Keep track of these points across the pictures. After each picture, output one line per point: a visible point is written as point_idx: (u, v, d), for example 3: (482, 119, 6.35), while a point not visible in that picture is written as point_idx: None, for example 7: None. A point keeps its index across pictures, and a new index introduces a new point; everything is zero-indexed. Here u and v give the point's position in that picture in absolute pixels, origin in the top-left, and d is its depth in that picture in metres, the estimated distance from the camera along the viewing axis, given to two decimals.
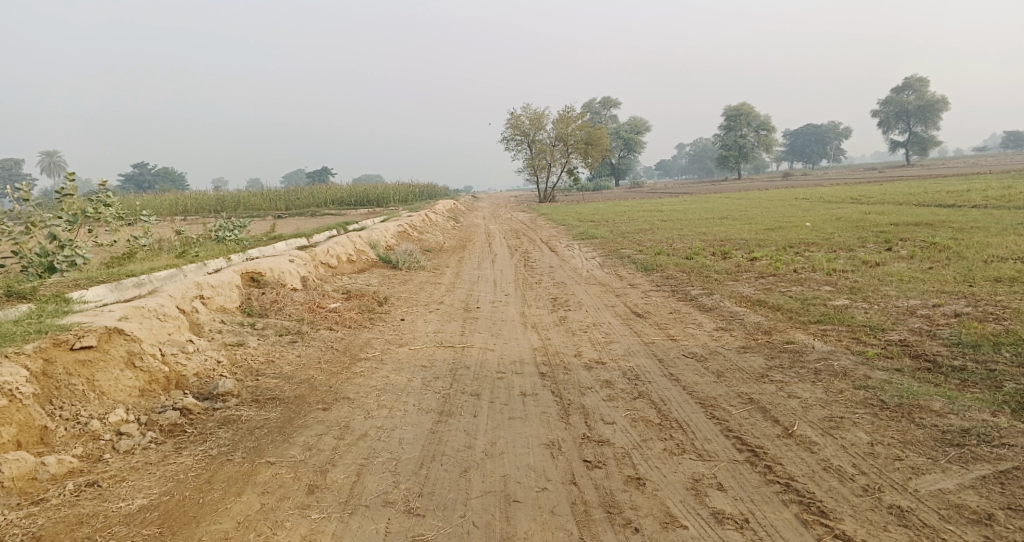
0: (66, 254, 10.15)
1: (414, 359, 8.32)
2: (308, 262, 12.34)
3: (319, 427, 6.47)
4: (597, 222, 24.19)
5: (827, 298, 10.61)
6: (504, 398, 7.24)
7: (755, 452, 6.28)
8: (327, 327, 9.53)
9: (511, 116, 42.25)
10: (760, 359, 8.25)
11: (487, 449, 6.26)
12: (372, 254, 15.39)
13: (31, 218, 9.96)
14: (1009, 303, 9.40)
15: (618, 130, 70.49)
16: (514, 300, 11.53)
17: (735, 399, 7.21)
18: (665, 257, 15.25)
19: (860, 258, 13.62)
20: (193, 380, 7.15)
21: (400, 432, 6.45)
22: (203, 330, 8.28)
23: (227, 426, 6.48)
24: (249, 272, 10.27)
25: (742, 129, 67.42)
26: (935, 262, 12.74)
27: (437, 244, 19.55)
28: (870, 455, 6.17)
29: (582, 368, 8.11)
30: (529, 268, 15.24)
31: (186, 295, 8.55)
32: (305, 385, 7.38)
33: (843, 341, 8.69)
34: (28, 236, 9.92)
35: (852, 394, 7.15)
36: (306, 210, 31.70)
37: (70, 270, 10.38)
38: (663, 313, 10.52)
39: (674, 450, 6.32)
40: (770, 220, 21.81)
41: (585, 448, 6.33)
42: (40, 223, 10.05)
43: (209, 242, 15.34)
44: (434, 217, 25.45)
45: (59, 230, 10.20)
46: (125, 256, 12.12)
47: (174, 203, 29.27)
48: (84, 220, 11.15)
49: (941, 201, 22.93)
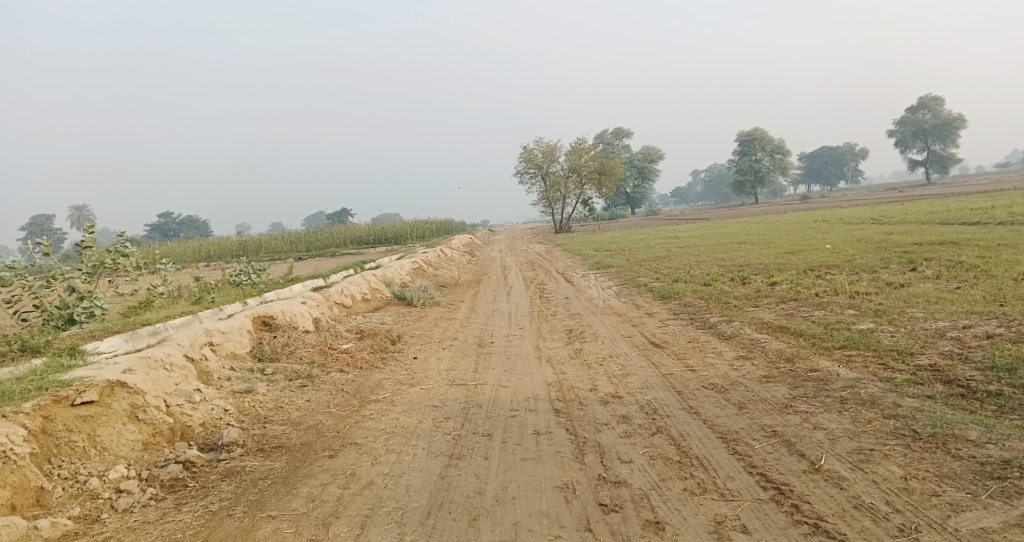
0: (85, 305, 10.12)
1: (426, 399, 8.10)
2: (321, 303, 12.21)
3: (324, 476, 6.25)
4: (614, 250, 23.98)
5: (851, 322, 10.27)
6: (518, 438, 6.98)
7: (780, 489, 5.97)
8: (338, 368, 9.34)
9: (525, 149, 42.33)
10: (783, 389, 7.93)
11: (499, 495, 6.00)
12: (387, 292, 15.26)
13: (51, 272, 9.96)
14: None
15: (633, 159, 70.50)
16: (530, 334, 11.30)
17: (758, 432, 6.90)
18: (682, 285, 14.98)
19: (884, 280, 13.26)
20: (199, 430, 6.97)
21: (408, 479, 6.21)
22: (212, 378, 8.11)
23: (230, 479, 6.28)
24: (260, 315, 10.13)
25: (758, 153, 67.12)
26: (962, 281, 12.35)
27: (453, 278, 19.42)
28: (904, 490, 5.83)
29: (599, 402, 7.84)
30: (545, 300, 15.01)
31: (194, 343, 8.41)
32: (312, 431, 7.17)
33: (870, 367, 8.36)
34: (49, 289, 9.90)
35: (881, 424, 6.81)
36: (324, 251, 31.80)
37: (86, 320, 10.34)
38: (682, 342, 10.23)
39: (695, 490, 6.02)
40: (790, 243, 21.48)
41: (602, 490, 6.05)
42: (60, 276, 10.04)
43: (225, 285, 15.32)
44: (451, 252, 25.40)
45: (78, 281, 10.17)
46: (144, 305, 12.08)
47: (196, 250, 29.97)
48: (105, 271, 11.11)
49: (964, 218, 22.45)
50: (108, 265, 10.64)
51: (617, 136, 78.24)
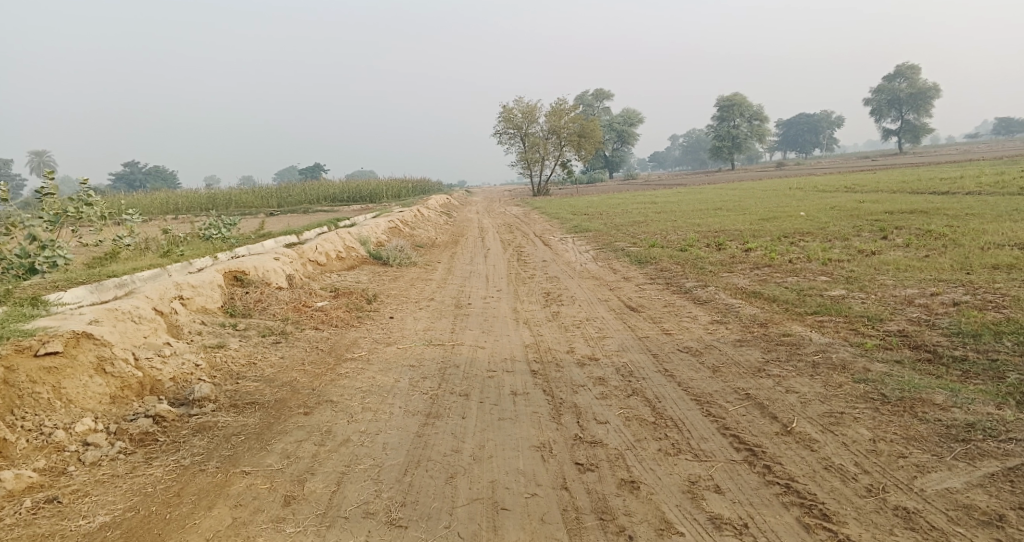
0: (47, 255, 9.87)
1: (402, 358, 8.07)
2: (295, 260, 12.07)
3: (298, 433, 6.22)
4: (591, 214, 23.96)
5: (823, 288, 10.38)
6: (494, 398, 7.00)
7: (753, 451, 6.06)
8: (313, 326, 9.27)
9: (503, 110, 41.90)
10: (756, 353, 8.02)
11: (475, 453, 6.02)
12: (362, 250, 15.12)
13: (10, 220, 9.69)
14: (1009, 292, 9.18)
15: (611, 123, 70.18)
16: (507, 296, 11.28)
17: (732, 394, 6.98)
18: (658, 249, 15.02)
19: (856, 248, 13.40)
20: (169, 385, 6.90)
21: (384, 437, 6.21)
22: (182, 333, 8.01)
23: (202, 434, 6.23)
24: (232, 270, 9.99)
25: (735, 120, 67.16)
26: (931, 250, 12.52)
27: (429, 239, 19.30)
28: (873, 452, 5.95)
29: (575, 364, 7.87)
30: (522, 262, 14.97)
31: (164, 296, 8.27)
32: (286, 388, 7.12)
33: (841, 332, 8.47)
34: (9, 237, 9.63)
35: (852, 388, 6.92)
36: (298, 207, 31.41)
37: (51, 272, 10.12)
38: (657, 306, 10.29)
39: (669, 450, 6.09)
40: (765, 209, 21.61)
41: (577, 450, 6.09)
42: (20, 224, 9.77)
43: (196, 240, 15.06)
44: (427, 212, 25.21)
45: (40, 230, 9.91)
46: (109, 256, 11.82)
47: (166, 202, 29.42)
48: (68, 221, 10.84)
49: (935, 188, 22.73)
50: (71, 214, 10.39)
51: (596, 99, 77.74)
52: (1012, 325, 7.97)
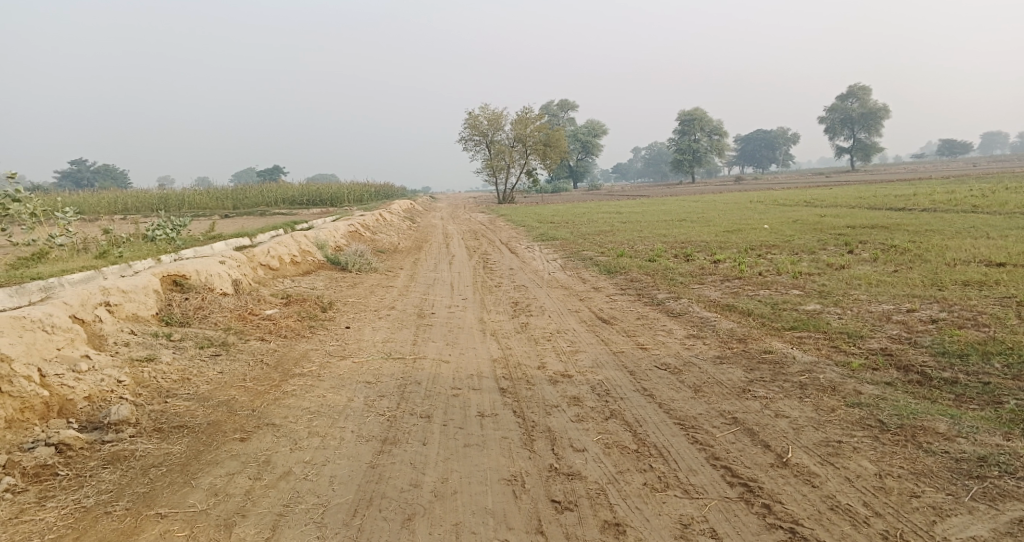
0: None
1: (357, 374, 7.27)
2: (245, 264, 11.16)
3: (232, 464, 5.40)
4: (557, 223, 23.31)
5: (798, 302, 9.84)
6: (459, 420, 6.26)
7: (749, 486, 5.45)
8: (258, 337, 8.40)
9: (469, 116, 41.13)
10: (739, 372, 7.38)
11: (438, 489, 5.27)
12: (319, 256, 14.21)
13: None
14: (986, 309, 8.70)
15: (576, 133, 70.06)
16: (473, 306, 10.53)
17: (718, 418, 6.34)
18: (627, 259, 14.43)
19: (826, 261, 12.94)
20: (83, 406, 6.03)
21: (332, 469, 5.41)
22: (106, 344, 7.08)
23: (114, 466, 5.37)
24: (169, 274, 9.06)
25: (697, 134, 67.35)
26: (899, 265, 12.10)
27: (390, 244, 18.49)
28: (881, 490, 5.38)
29: (547, 382, 7.16)
30: (487, 270, 14.24)
31: (87, 302, 7.32)
32: (222, 409, 6.28)
33: (823, 350, 7.89)
34: None
35: (846, 413, 6.33)
36: (255, 209, 30.28)
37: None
38: (630, 319, 9.64)
39: (656, 485, 5.44)
40: (729, 221, 21.22)
41: (553, 484, 5.39)
42: None
43: (140, 241, 14.01)
44: (389, 216, 24.33)
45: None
46: (37, 256, 10.64)
47: (114, 202, 28.05)
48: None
49: (893, 204, 22.62)
50: None
51: (562, 109, 77.54)
52: (1000, 344, 7.46)
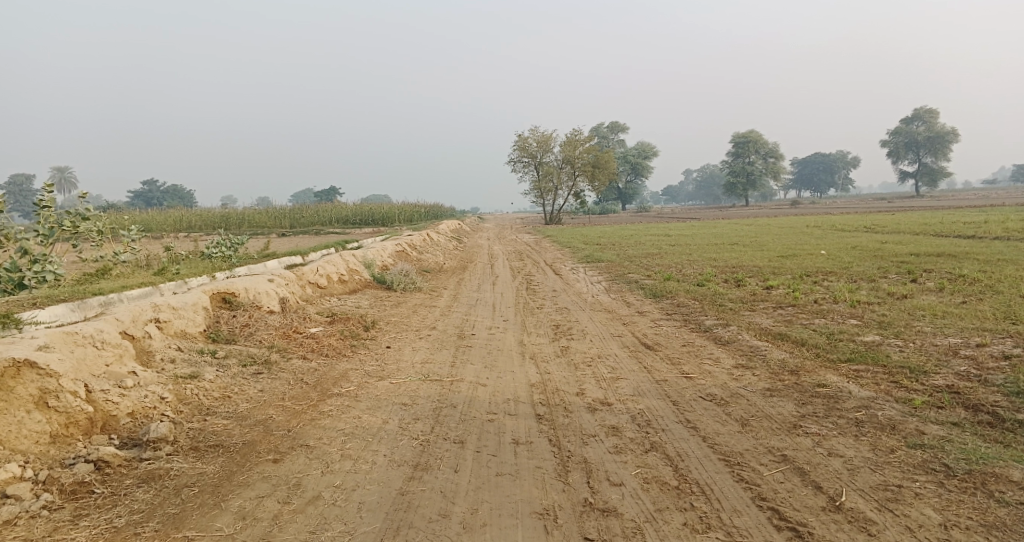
0: (37, 270, 8.87)
1: (394, 395, 7.21)
2: (294, 282, 11.25)
3: (262, 487, 5.45)
4: (605, 245, 23.11)
5: (855, 333, 9.46)
6: (494, 447, 6.14)
7: (797, 531, 5.21)
8: (300, 356, 8.42)
9: (518, 138, 41.34)
10: (789, 405, 7.09)
11: (467, 520, 5.24)
12: (366, 274, 14.30)
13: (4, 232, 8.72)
14: None
15: (628, 156, 69.71)
16: (514, 328, 10.43)
17: (766, 455, 6.08)
18: (675, 283, 14.17)
19: (885, 290, 12.47)
20: (125, 422, 6.10)
21: (361, 495, 5.43)
22: (153, 360, 7.15)
23: (148, 485, 5.45)
24: (219, 291, 9.15)
25: (751, 157, 66.33)
26: (967, 296, 11.57)
27: (437, 264, 18.54)
28: None
29: (586, 410, 6.99)
30: (532, 292, 14.13)
31: (138, 318, 7.41)
32: (258, 428, 6.28)
33: (882, 385, 7.52)
34: None
35: (906, 454, 6.01)
36: (310, 228, 30.80)
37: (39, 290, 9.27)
38: (675, 346, 9.40)
39: (697, 526, 5.26)
40: (784, 247, 20.72)
41: (587, 521, 5.27)
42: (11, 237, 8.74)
43: (195, 257, 14.31)
44: (437, 237, 24.49)
45: (31, 242, 8.96)
46: (101, 272, 10.85)
47: (179, 220, 28.88)
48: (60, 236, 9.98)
49: (958, 232, 21.77)
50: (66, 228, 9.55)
51: (612, 131, 77.33)
52: None
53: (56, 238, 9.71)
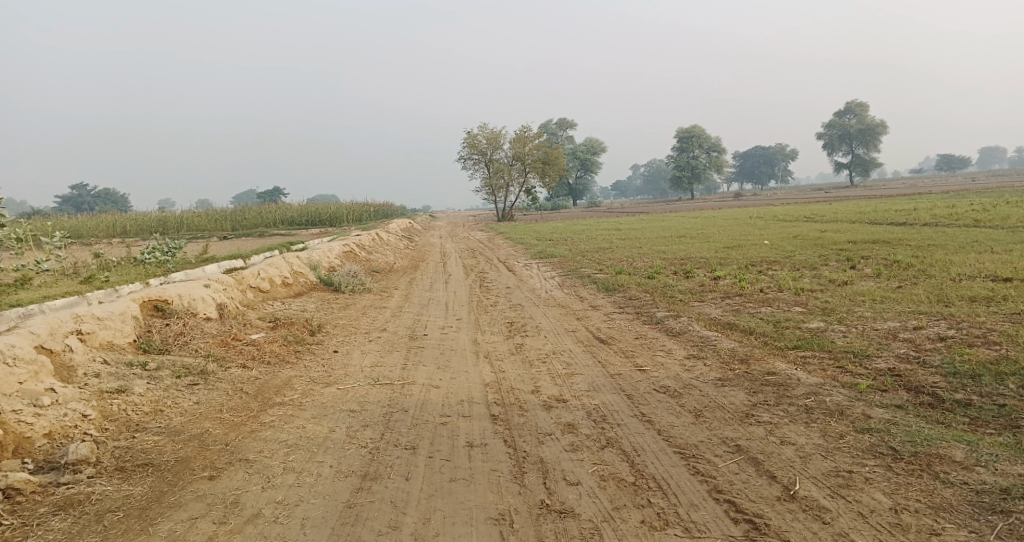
0: None
1: (340, 402, 6.88)
2: (233, 287, 10.76)
3: (196, 507, 5.12)
4: (555, 240, 22.99)
5: (801, 320, 9.46)
6: (447, 451, 5.87)
7: (754, 523, 5.08)
8: (240, 364, 8.00)
9: (467, 135, 40.97)
10: (742, 395, 6.98)
11: (418, 532, 4.97)
12: (311, 276, 13.85)
13: None
14: (996, 327, 8.29)
15: (575, 152, 69.91)
16: (466, 326, 10.16)
17: (720, 446, 5.94)
18: (626, 276, 14.08)
19: (828, 276, 12.59)
20: (42, 444, 5.67)
21: (305, 510, 5.12)
22: (75, 375, 6.66)
23: (66, 512, 5.07)
24: (150, 299, 8.65)
25: (694, 151, 67.15)
26: (904, 280, 11.74)
27: (386, 264, 18.14)
28: (899, 527, 5.01)
29: (541, 408, 6.76)
30: (483, 289, 13.88)
31: (57, 331, 6.91)
32: (194, 443, 5.91)
33: (829, 371, 7.47)
34: None
35: (856, 439, 5.94)
36: (253, 231, 29.92)
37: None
38: (628, 339, 9.26)
39: (654, 523, 5.09)
40: (729, 237, 20.91)
41: (544, 524, 5.05)
42: None
43: (129, 264, 13.63)
44: (386, 236, 24.01)
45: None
46: (22, 282, 10.06)
47: (113, 225, 27.71)
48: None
49: (892, 219, 22.34)
50: None
51: (561, 126, 77.58)
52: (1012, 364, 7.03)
53: None
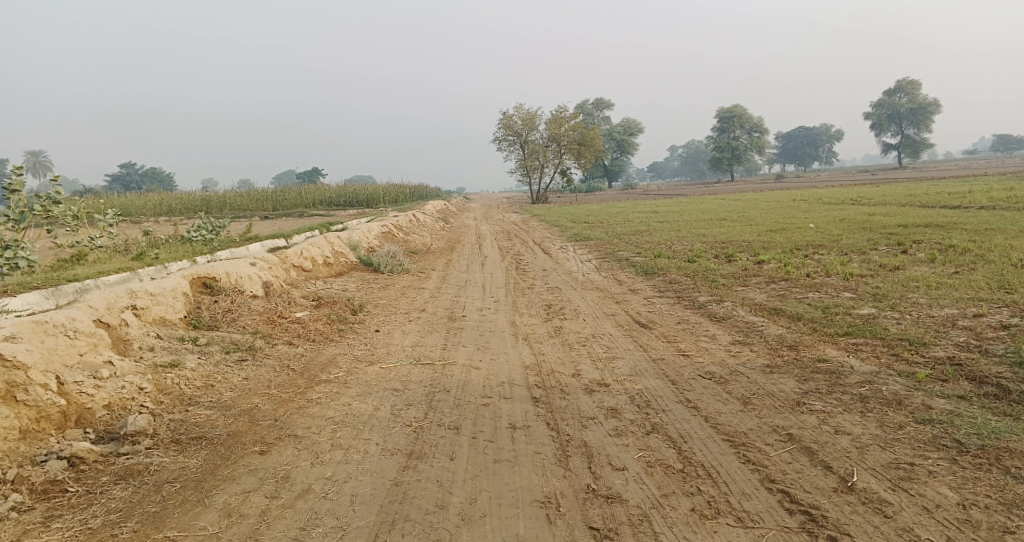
0: (9, 256, 8.44)
1: (384, 381, 6.95)
2: (277, 265, 10.90)
3: (249, 481, 5.23)
4: (591, 223, 22.83)
5: (850, 306, 9.27)
6: (490, 432, 5.91)
7: (811, 515, 5.03)
8: (286, 341, 8.13)
9: (502, 116, 40.84)
10: (791, 382, 6.88)
11: (466, 512, 5.01)
12: (352, 256, 13.97)
13: None
14: None
15: (612, 133, 69.22)
16: (505, 308, 10.17)
17: (771, 435, 5.88)
18: (665, 260, 13.94)
19: (877, 261, 12.30)
20: (102, 415, 5.84)
21: (354, 487, 5.20)
22: (130, 349, 6.84)
23: (127, 481, 5.23)
24: (200, 276, 8.81)
25: (735, 132, 66.01)
26: (961, 265, 11.42)
27: (423, 245, 18.22)
28: (968, 524, 4.92)
29: (582, 391, 6.75)
30: (521, 271, 13.87)
31: (113, 306, 7.08)
32: (244, 418, 6.03)
33: (883, 359, 7.34)
34: None
35: (917, 431, 5.82)
36: (293, 211, 30.28)
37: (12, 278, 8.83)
38: (670, 323, 9.18)
39: (705, 512, 5.06)
40: (772, 221, 20.52)
41: (591, 508, 5.07)
42: None
43: (175, 242, 13.90)
44: (423, 217, 24.11)
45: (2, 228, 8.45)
46: (77, 259, 10.30)
47: (159, 204, 28.31)
48: (33, 221, 9.49)
49: (945, 202, 21.69)
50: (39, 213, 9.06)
51: (597, 107, 76.89)
52: None
53: (29, 223, 9.22)
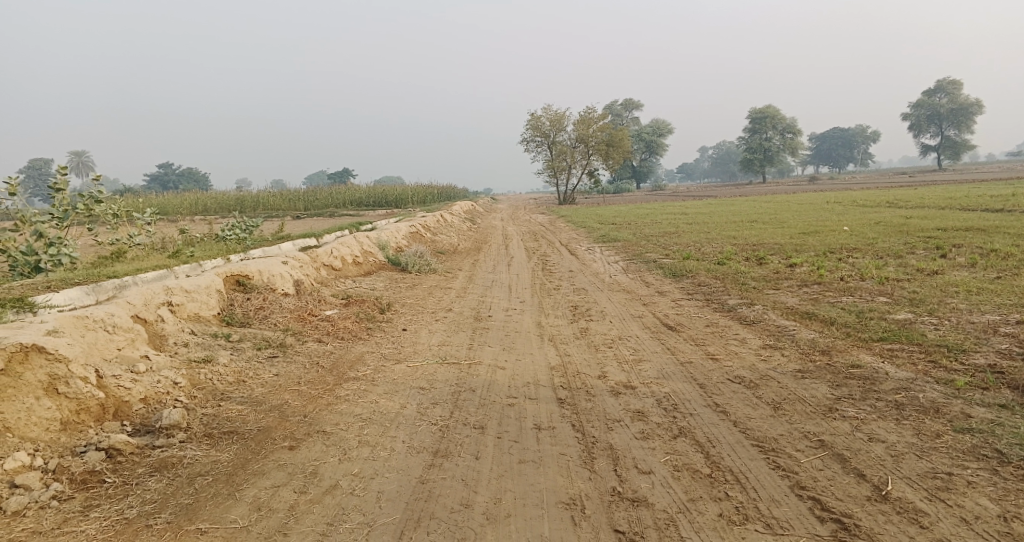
0: (53, 253, 8.71)
1: (411, 379, 6.98)
2: (308, 264, 11.00)
3: (278, 475, 5.28)
4: (620, 224, 22.73)
5: (885, 311, 9.09)
6: (516, 433, 5.90)
7: (843, 523, 4.94)
8: (315, 338, 8.20)
9: (532, 117, 40.86)
10: (823, 387, 6.77)
11: (491, 511, 5.01)
12: (380, 256, 14.05)
13: (21, 214, 8.60)
14: None
15: (642, 134, 68.84)
16: (532, 309, 10.14)
17: (802, 440, 5.79)
18: (694, 262, 13.80)
19: (914, 266, 12.05)
20: (138, 408, 5.94)
21: (380, 484, 5.22)
22: (166, 344, 6.94)
23: (161, 474, 5.31)
24: (233, 273, 8.92)
25: (767, 133, 65.25)
26: (1001, 271, 11.15)
27: (451, 245, 18.27)
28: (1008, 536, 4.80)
29: (609, 393, 6.71)
30: (548, 272, 13.85)
31: (150, 302, 7.19)
32: (274, 414, 6.09)
33: (920, 365, 7.19)
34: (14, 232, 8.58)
35: (953, 440, 5.69)
36: (324, 211, 30.58)
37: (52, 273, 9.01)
38: (699, 326, 9.09)
39: (733, 517, 5.00)
40: (804, 223, 20.24)
41: (616, 511, 5.03)
42: (30, 220, 8.65)
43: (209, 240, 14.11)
44: (451, 217, 24.17)
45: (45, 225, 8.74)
46: (116, 255, 10.49)
47: (194, 203, 28.80)
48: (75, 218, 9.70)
49: (985, 205, 21.20)
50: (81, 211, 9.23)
51: (627, 108, 76.52)
52: None
53: (71, 220, 9.41)
